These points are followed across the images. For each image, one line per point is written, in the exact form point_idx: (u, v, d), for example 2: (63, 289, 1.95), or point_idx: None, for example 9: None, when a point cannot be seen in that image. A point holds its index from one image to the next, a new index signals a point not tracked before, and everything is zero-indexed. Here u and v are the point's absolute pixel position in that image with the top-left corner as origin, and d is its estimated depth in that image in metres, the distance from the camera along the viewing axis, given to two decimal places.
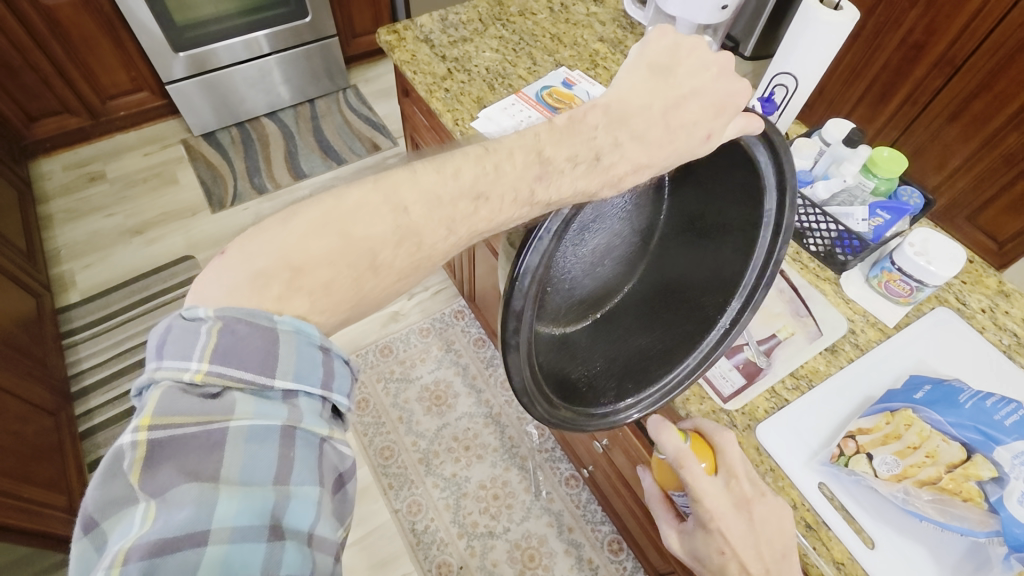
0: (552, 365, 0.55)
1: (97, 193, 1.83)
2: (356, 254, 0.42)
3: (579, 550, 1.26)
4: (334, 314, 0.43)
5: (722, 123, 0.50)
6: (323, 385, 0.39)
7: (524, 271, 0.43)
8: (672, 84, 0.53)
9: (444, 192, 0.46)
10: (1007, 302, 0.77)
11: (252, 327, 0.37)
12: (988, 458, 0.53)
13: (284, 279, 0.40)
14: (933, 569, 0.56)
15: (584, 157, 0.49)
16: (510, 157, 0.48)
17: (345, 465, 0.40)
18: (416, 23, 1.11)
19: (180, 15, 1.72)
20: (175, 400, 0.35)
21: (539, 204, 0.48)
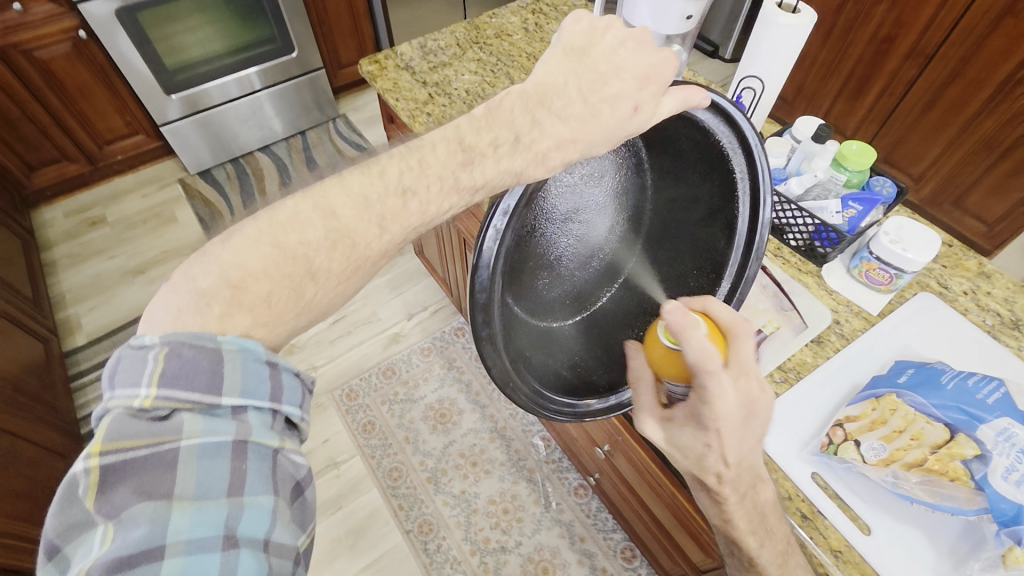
0: (540, 358, 0.57)
1: (99, 237, 1.87)
2: (290, 263, 0.43)
3: (592, 560, 1.26)
4: (276, 327, 0.44)
5: (649, 94, 0.50)
6: (272, 399, 0.41)
7: (479, 262, 0.47)
8: (589, 62, 0.53)
9: (372, 193, 0.47)
10: (988, 283, 0.78)
11: (198, 349, 0.38)
12: (971, 437, 0.54)
13: (224, 298, 0.41)
14: (930, 552, 0.57)
15: (505, 138, 0.51)
16: (433, 148, 0.49)
17: (301, 473, 0.42)
18: (396, 52, 1.15)
19: (171, 58, 1.77)
20: (124, 425, 0.36)
21: (466, 188, 0.49)
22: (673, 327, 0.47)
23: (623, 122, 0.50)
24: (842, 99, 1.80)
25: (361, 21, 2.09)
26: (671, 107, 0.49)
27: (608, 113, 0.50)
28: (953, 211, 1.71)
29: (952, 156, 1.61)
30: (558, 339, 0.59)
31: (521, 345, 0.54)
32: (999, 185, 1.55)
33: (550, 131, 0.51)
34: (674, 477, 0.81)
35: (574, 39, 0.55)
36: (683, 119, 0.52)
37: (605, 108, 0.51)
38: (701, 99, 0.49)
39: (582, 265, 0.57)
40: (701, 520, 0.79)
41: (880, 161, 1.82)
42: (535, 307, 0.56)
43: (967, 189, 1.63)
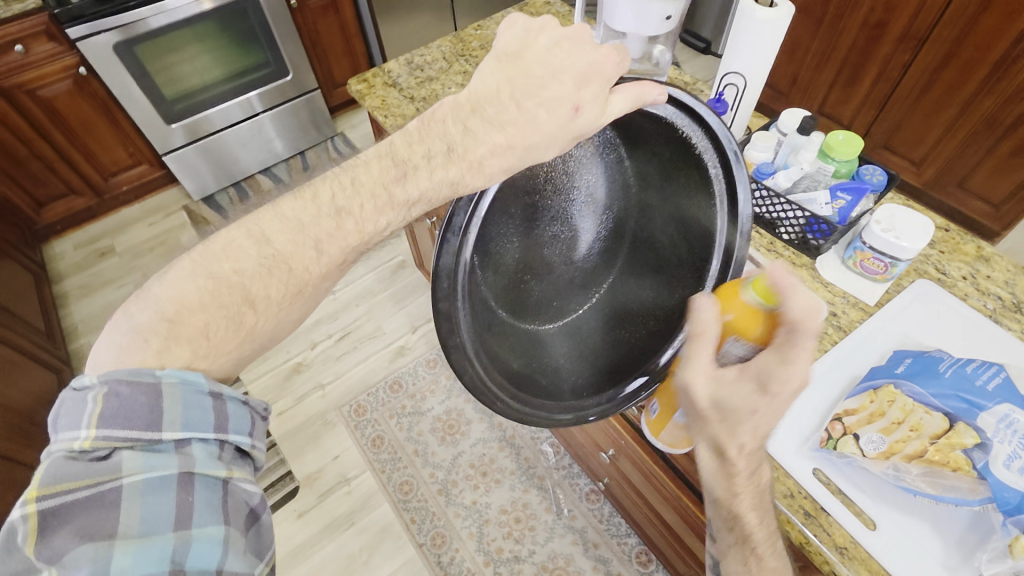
0: (521, 363, 0.58)
1: (108, 267, 1.91)
2: (226, 291, 0.46)
3: (607, 566, 1.25)
4: (221, 352, 0.46)
5: (589, 94, 0.52)
6: (217, 429, 0.43)
7: (439, 270, 0.50)
8: (524, 66, 0.54)
9: (306, 216, 0.50)
10: (987, 267, 0.77)
11: (135, 386, 0.40)
12: (971, 425, 0.53)
13: (162, 331, 0.44)
14: (938, 544, 0.55)
15: (438, 149, 0.53)
16: (366, 166, 0.52)
17: (255, 500, 0.45)
18: (384, 69, 1.16)
19: (170, 89, 1.81)
20: (61, 467, 0.38)
21: (402, 203, 0.52)
22: (779, 281, 0.46)
23: (564, 123, 0.52)
24: (837, 87, 1.78)
25: (354, 40, 2.12)
26: (622, 105, 0.52)
27: (547, 117, 0.52)
28: (958, 193, 1.68)
29: (954, 136, 1.58)
30: (543, 344, 0.60)
31: (501, 349, 0.56)
32: (1003, 164, 1.52)
33: (484, 139, 0.53)
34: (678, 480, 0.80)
35: (506, 44, 0.56)
36: (646, 116, 0.55)
37: (543, 114, 0.53)
38: (656, 94, 0.52)
39: (559, 266, 0.60)
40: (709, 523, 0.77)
41: (880, 147, 1.79)
42: (516, 308, 0.58)
43: (972, 170, 1.60)
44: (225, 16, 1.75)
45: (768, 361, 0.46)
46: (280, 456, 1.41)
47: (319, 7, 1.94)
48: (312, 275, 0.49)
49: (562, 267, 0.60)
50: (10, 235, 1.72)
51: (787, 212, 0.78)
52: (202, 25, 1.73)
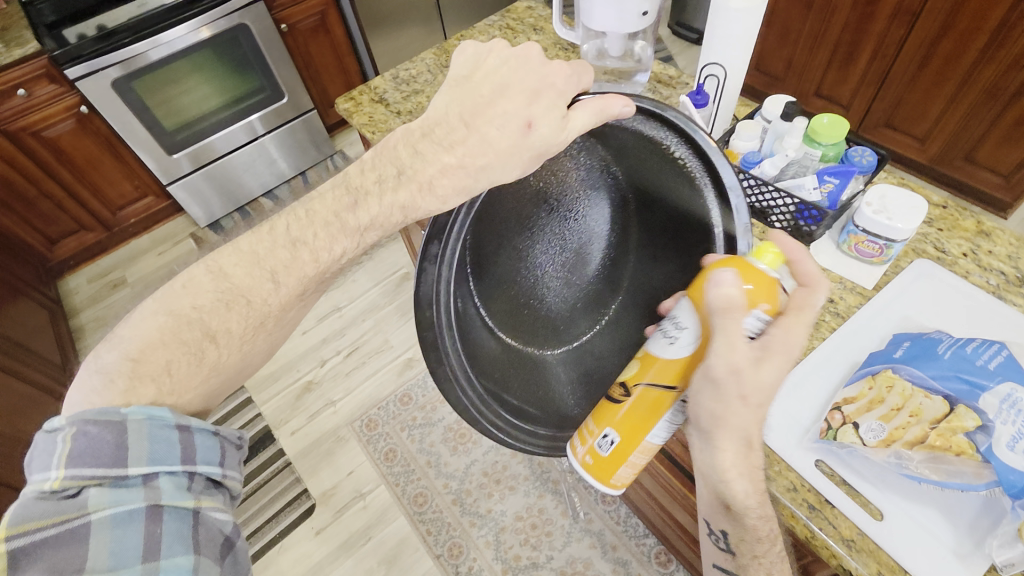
0: (515, 383, 0.65)
1: (121, 299, 1.95)
2: (185, 326, 0.50)
3: (627, 568, 1.24)
4: (185, 390, 0.49)
5: (539, 107, 0.55)
6: (184, 461, 0.44)
7: (423, 303, 0.59)
8: (473, 87, 0.58)
9: (261, 248, 0.54)
10: (988, 242, 0.75)
11: (103, 425, 0.42)
12: (972, 408, 0.52)
13: (126, 371, 0.47)
14: (948, 530, 0.54)
15: (388, 174, 0.57)
16: (321, 198, 0.56)
17: (229, 528, 0.46)
18: (370, 86, 1.17)
19: (170, 120, 1.85)
20: (30, 508, 0.39)
21: (353, 229, 0.55)
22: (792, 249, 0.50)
23: (520, 139, 0.55)
24: (833, 68, 1.75)
25: (346, 59, 2.14)
26: (585, 117, 0.53)
27: (496, 134, 0.56)
28: (965, 165, 1.63)
29: (957, 108, 1.54)
30: (543, 365, 0.66)
31: (495, 369, 0.64)
32: (1010, 133, 1.48)
33: (433, 160, 0.57)
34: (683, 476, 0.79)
35: (456, 68, 0.60)
36: (630, 134, 0.55)
37: (495, 131, 0.56)
38: (620, 105, 0.52)
39: (562, 291, 0.64)
40: None
41: (882, 125, 1.76)
42: (516, 328, 0.65)
43: (978, 140, 1.56)
44: (220, 45, 1.78)
45: (790, 330, 0.48)
46: (295, 475, 1.43)
47: (309, 29, 1.97)
48: (271, 306, 0.53)
49: (566, 292, 0.64)
50: (25, 274, 1.76)
51: (776, 200, 0.76)
52: (199, 56, 1.77)
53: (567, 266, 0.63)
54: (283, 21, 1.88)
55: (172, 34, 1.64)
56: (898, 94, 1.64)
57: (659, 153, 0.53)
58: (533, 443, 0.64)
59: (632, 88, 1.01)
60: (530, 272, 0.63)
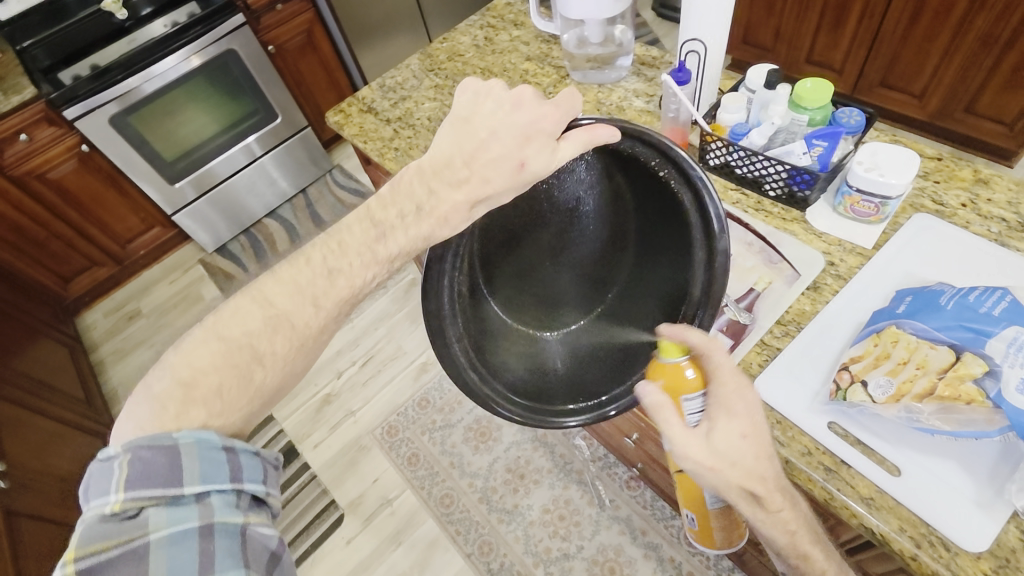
0: (517, 370, 0.62)
1: (138, 330, 1.99)
2: (238, 352, 0.51)
3: (658, 551, 1.24)
4: (233, 412, 0.50)
5: (531, 149, 0.57)
6: (232, 479, 0.45)
7: (432, 290, 0.59)
8: (473, 130, 0.60)
9: (302, 278, 0.55)
10: (987, 190, 0.74)
11: (156, 449, 0.44)
12: (978, 353, 0.51)
13: (178, 396, 0.48)
14: (966, 481, 0.54)
15: (408, 209, 0.58)
16: (349, 228, 0.57)
17: (274, 543, 0.46)
18: (357, 97, 1.18)
19: (169, 151, 1.88)
20: (95, 529, 0.41)
21: (384, 259, 0.57)
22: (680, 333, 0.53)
23: (513, 179, 0.57)
24: (823, 32, 1.73)
25: (336, 73, 2.16)
26: (573, 147, 0.56)
27: (496, 176, 0.58)
28: (968, 118, 1.61)
29: (952, 61, 1.52)
30: (541, 348, 0.63)
31: (501, 354, 0.61)
32: (1009, 80, 1.46)
33: (446, 199, 0.58)
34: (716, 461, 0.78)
35: (460, 107, 0.62)
36: (613, 151, 0.58)
37: (491, 172, 0.58)
38: (607, 135, 0.56)
39: (562, 276, 0.62)
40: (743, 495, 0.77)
41: (879, 85, 1.74)
42: (522, 316, 0.63)
43: (978, 90, 1.53)
44: (211, 72, 1.80)
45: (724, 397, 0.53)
46: (322, 487, 1.45)
47: (297, 48, 1.99)
48: (313, 328, 0.54)
49: (568, 281, 0.63)
50: (43, 314, 1.80)
51: (766, 168, 0.76)
52: (192, 83, 1.79)
53: (570, 255, 0.62)
54: (270, 43, 1.91)
55: (164, 65, 1.66)
56: (895, 49, 1.61)
57: (645, 162, 0.57)
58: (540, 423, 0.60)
59: (615, 74, 1.03)
60: (537, 265, 0.62)
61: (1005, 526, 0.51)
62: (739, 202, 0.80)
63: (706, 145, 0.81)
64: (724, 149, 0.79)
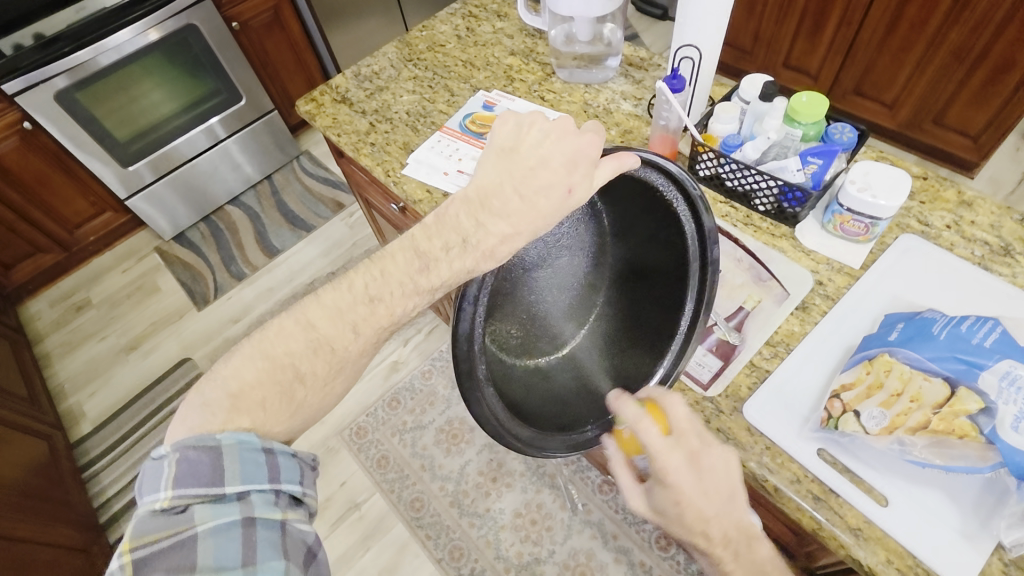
0: (532, 408, 0.57)
1: (87, 321, 1.87)
2: (279, 370, 0.52)
3: (629, 556, 1.23)
4: (277, 423, 0.51)
5: (580, 175, 0.56)
6: (271, 479, 0.47)
7: (460, 333, 0.49)
8: (519, 159, 0.59)
9: (343, 303, 0.55)
10: (971, 212, 0.74)
11: (200, 450, 0.45)
12: (972, 389, 0.50)
13: (225, 405, 0.49)
14: (952, 511, 0.54)
15: (453, 241, 0.58)
16: (392, 258, 0.58)
17: (311, 537, 0.48)
18: (331, 86, 1.12)
19: (122, 131, 1.76)
20: (147, 522, 0.43)
21: (425, 289, 0.57)
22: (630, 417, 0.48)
23: (561, 206, 0.56)
24: (802, 38, 1.73)
25: (304, 54, 2.06)
26: (607, 174, 0.54)
27: (545, 203, 0.56)
28: (935, 129, 1.65)
29: (924, 72, 1.55)
30: (548, 378, 0.59)
31: (518, 400, 0.56)
32: (978, 93, 1.49)
33: (492, 230, 0.57)
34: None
35: (502, 138, 0.61)
36: (623, 177, 0.57)
37: (541, 198, 0.57)
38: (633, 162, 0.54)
39: (562, 303, 0.60)
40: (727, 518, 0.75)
41: (853, 92, 1.76)
42: (526, 351, 0.59)
43: (946, 103, 1.57)
44: (170, 47, 1.68)
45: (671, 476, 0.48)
46: None
47: (263, 26, 1.88)
48: (352, 353, 0.55)
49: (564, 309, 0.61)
50: None
51: (759, 182, 0.74)
52: (148, 58, 1.67)
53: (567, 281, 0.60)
54: (234, 19, 1.79)
55: (119, 37, 1.54)
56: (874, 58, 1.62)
57: (652, 186, 0.56)
58: (566, 457, 0.57)
59: (603, 74, 1.00)
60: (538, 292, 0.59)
61: (990, 558, 0.51)
62: (728, 215, 0.79)
63: (697, 155, 0.79)
64: (715, 161, 0.77)
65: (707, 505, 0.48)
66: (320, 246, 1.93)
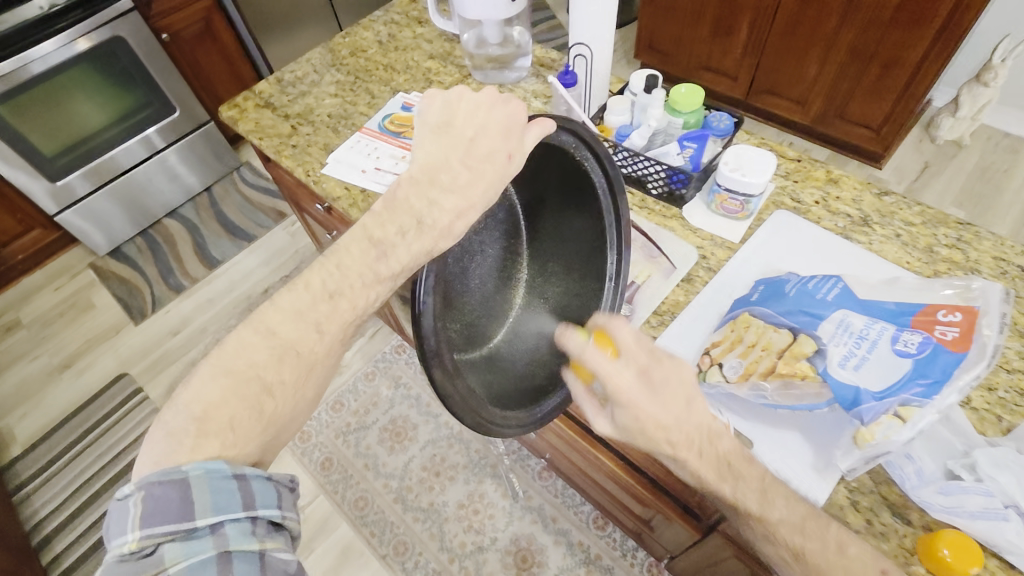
0: (497, 389, 0.59)
1: (17, 341, 1.81)
2: (246, 384, 0.51)
3: (568, 537, 1.28)
4: (247, 442, 0.50)
5: (515, 140, 0.60)
6: (245, 507, 0.46)
7: (423, 327, 0.52)
8: (456, 133, 0.63)
9: (304, 304, 0.56)
10: (837, 188, 0.82)
11: (167, 485, 0.45)
12: (810, 335, 0.57)
13: (192, 431, 0.48)
14: (807, 449, 0.60)
15: (409, 225, 0.59)
16: (347, 251, 0.58)
17: (291, 565, 0.47)
18: (254, 92, 1.14)
19: (50, 145, 1.72)
20: (115, 569, 0.43)
21: (386, 277, 0.59)
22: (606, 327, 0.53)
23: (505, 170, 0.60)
24: (717, 42, 1.85)
25: (240, 65, 2.06)
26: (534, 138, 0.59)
27: (490, 169, 0.60)
28: (837, 122, 1.78)
29: (826, 71, 1.68)
30: (502, 358, 0.62)
31: (482, 385, 0.58)
32: (873, 88, 1.62)
33: (446, 206, 0.60)
34: (623, 462, 0.81)
35: (432, 116, 0.64)
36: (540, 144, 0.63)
37: (486, 165, 0.61)
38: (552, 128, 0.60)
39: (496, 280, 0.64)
40: (636, 484, 0.81)
41: (764, 92, 1.88)
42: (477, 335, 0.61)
43: (846, 99, 1.70)
44: (98, 59, 1.66)
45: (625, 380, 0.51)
46: None
47: (195, 37, 1.88)
48: (319, 354, 0.55)
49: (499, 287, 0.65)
50: None
51: (648, 168, 0.81)
52: (76, 70, 1.64)
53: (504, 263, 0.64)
54: (164, 31, 1.78)
55: (43, 49, 1.51)
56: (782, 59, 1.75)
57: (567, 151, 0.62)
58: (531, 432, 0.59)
59: (515, 74, 1.06)
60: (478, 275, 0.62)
61: (836, 486, 0.58)
62: None
63: None
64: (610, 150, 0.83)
65: (661, 413, 0.50)
66: (262, 255, 1.93)
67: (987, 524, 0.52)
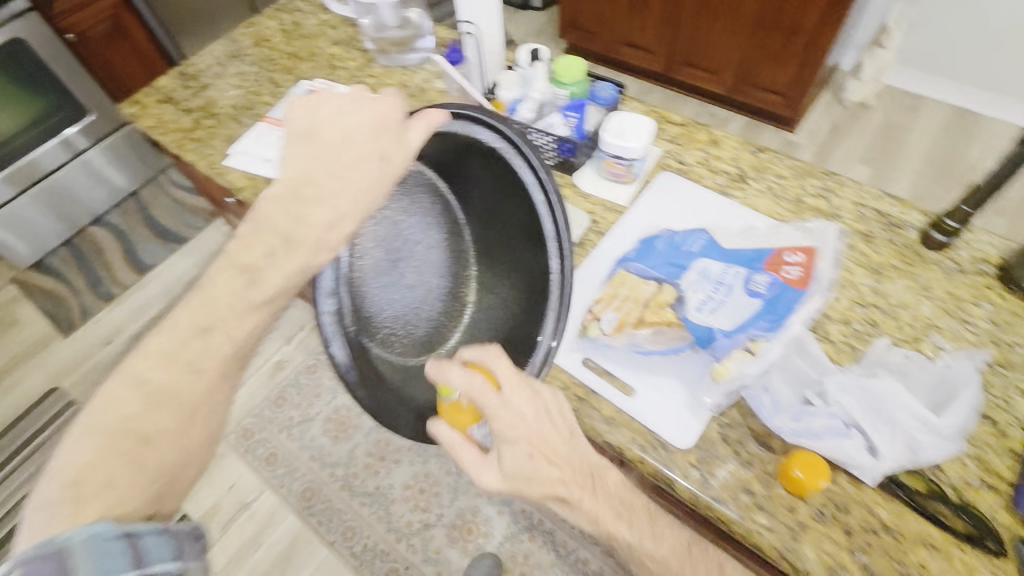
0: (444, 391, 0.61)
1: None
2: (121, 439, 0.47)
3: (511, 506, 1.32)
4: (132, 499, 0.45)
5: (389, 140, 0.52)
6: (136, 566, 0.40)
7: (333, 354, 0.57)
8: (319, 136, 0.52)
9: (174, 343, 0.50)
10: (717, 149, 0.86)
11: (42, 558, 0.38)
12: (672, 286, 0.62)
13: (66, 498, 0.43)
14: (682, 390, 0.64)
15: (274, 244, 0.52)
16: (213, 279, 0.52)
17: None
18: (154, 86, 1.11)
19: None
20: None
21: (259, 303, 0.52)
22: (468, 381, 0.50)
23: (379, 177, 0.52)
24: (636, 16, 1.88)
25: (155, 61, 1.94)
26: (417, 136, 0.52)
27: (363, 177, 0.51)
28: (752, 91, 1.85)
29: (739, 41, 1.73)
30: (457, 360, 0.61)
31: (423, 389, 0.61)
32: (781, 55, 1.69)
33: (314, 220, 0.51)
34: None
35: (292, 121, 0.53)
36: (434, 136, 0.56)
37: (356, 171, 0.51)
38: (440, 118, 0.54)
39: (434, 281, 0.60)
40: None
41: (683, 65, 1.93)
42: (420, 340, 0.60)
43: (759, 67, 1.77)
44: None
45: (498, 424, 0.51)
46: None
47: (104, 37, 1.77)
48: (200, 394, 0.50)
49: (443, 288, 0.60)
50: None
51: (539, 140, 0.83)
52: None
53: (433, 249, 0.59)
54: (69, 31, 1.67)
55: None
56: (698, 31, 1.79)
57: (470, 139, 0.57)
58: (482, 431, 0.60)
59: (417, 56, 1.06)
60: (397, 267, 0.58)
61: (707, 422, 0.62)
62: None
63: None
64: None
65: (550, 444, 0.53)
66: (195, 257, 1.89)
67: (831, 442, 0.57)
